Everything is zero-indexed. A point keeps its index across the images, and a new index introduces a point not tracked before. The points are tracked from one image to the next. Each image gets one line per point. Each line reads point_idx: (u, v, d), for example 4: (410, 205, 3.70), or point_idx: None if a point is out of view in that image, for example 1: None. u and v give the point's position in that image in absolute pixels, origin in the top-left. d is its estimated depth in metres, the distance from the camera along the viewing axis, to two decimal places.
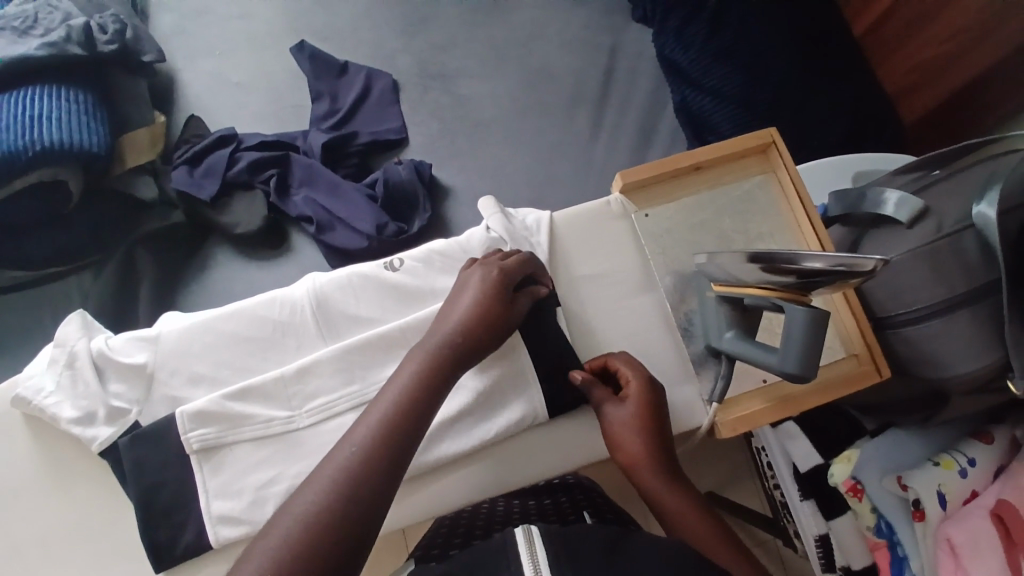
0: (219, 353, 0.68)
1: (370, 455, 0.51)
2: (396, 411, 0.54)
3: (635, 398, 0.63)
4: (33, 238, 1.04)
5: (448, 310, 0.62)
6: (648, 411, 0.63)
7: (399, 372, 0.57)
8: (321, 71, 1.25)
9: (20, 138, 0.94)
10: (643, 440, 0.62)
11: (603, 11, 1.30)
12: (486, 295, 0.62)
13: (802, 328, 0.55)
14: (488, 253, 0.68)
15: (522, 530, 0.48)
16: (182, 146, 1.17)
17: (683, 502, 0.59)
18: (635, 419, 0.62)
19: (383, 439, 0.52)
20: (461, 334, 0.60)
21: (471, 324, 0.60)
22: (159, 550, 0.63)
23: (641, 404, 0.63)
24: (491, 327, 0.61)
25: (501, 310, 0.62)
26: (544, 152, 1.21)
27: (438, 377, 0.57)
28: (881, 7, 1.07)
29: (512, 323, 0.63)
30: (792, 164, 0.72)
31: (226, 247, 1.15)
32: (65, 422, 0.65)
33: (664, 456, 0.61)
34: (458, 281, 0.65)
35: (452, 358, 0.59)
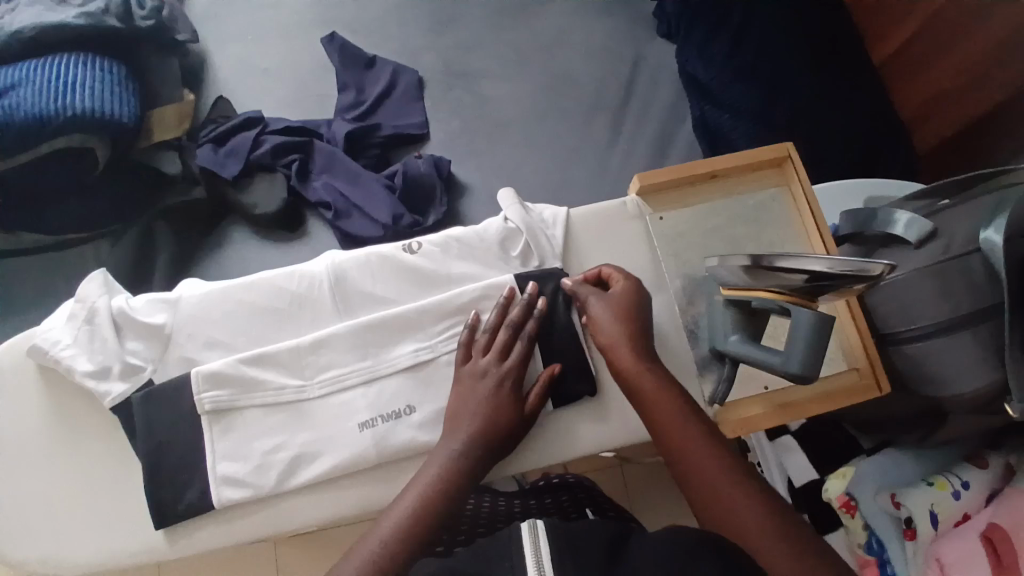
0: (235, 321, 0.69)
1: (402, 537, 0.58)
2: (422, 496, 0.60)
3: (619, 296, 0.67)
4: (57, 202, 1.06)
5: (457, 413, 0.64)
6: (630, 318, 0.66)
7: (421, 476, 0.61)
8: (349, 62, 1.28)
9: (51, 102, 0.96)
10: (621, 329, 0.65)
11: (628, 24, 1.33)
12: (495, 403, 0.64)
13: (806, 332, 0.57)
14: (484, 338, 0.67)
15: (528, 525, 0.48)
16: (209, 125, 1.19)
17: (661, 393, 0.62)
18: (622, 332, 0.65)
19: (413, 525, 0.59)
20: (474, 440, 0.62)
21: (483, 436, 0.63)
22: (162, 506, 0.64)
23: (625, 310, 0.66)
24: (502, 435, 0.64)
25: (509, 422, 0.64)
26: (562, 157, 1.24)
27: (459, 468, 0.61)
28: (902, 37, 1.10)
29: (523, 425, 0.65)
30: (806, 179, 0.75)
31: (243, 227, 1.16)
32: (80, 374, 0.66)
33: (641, 351, 0.65)
34: (463, 380, 0.65)
35: (468, 464, 0.62)
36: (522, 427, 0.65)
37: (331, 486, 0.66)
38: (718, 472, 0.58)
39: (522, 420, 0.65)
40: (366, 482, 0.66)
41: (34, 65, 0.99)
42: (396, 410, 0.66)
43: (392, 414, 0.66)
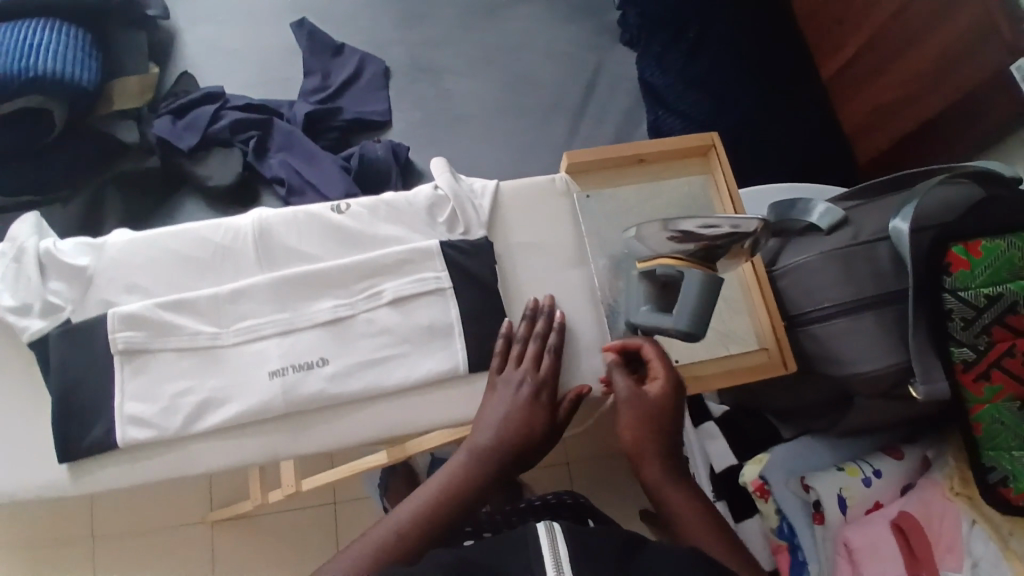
0: (158, 267, 0.70)
1: (394, 547, 0.56)
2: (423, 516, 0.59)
3: (655, 396, 0.63)
4: (10, 163, 1.07)
5: (485, 415, 0.65)
6: (659, 416, 0.63)
7: (424, 489, 0.61)
8: (316, 48, 1.31)
9: (15, 62, 0.99)
10: (648, 425, 0.62)
11: (593, 30, 1.37)
12: (523, 406, 0.64)
13: (698, 289, 0.60)
14: (516, 348, 0.68)
15: (544, 526, 0.49)
16: (170, 98, 1.21)
17: (682, 488, 0.60)
18: (648, 427, 0.62)
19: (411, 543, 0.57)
20: (496, 448, 0.63)
21: (511, 442, 0.63)
22: (68, 441, 0.65)
23: (658, 411, 0.63)
24: (530, 444, 0.64)
25: (540, 430, 0.64)
26: (519, 152, 1.27)
27: (462, 496, 0.61)
28: (845, 56, 1.15)
29: (554, 432, 0.66)
30: (728, 167, 0.77)
31: (197, 199, 1.17)
32: (1, 309, 0.67)
33: (666, 442, 0.62)
34: (490, 394, 0.66)
35: (488, 470, 0.62)
36: (552, 435, 0.66)
37: (238, 433, 0.66)
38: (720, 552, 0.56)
39: (552, 432, 0.66)
40: (273, 430, 0.66)
41: (7, 26, 1.02)
42: (309, 361, 0.67)
43: (304, 365, 0.66)
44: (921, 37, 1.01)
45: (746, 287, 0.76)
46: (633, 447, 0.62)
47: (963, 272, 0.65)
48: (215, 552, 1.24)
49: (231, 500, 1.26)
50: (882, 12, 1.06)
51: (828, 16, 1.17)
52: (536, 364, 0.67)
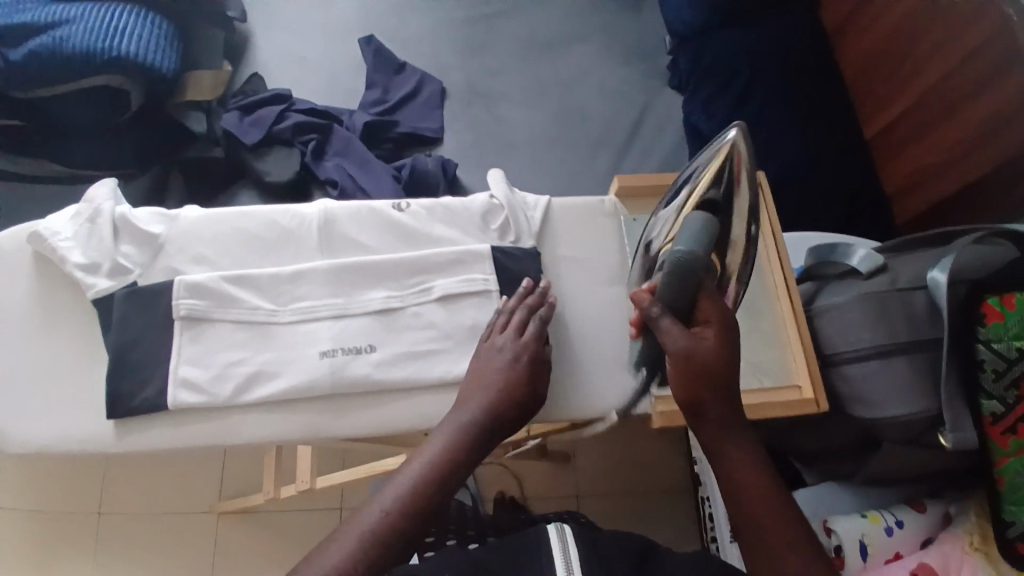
0: (225, 242, 0.74)
1: (401, 511, 0.54)
2: (426, 481, 0.56)
3: (712, 345, 0.57)
4: (80, 140, 1.12)
5: (475, 379, 0.65)
6: (718, 372, 0.56)
7: (426, 450, 0.58)
8: (380, 65, 1.38)
9: (98, 41, 1.03)
10: (705, 387, 0.55)
11: (643, 74, 1.43)
12: (514, 382, 0.64)
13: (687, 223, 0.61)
14: (502, 318, 0.70)
15: (554, 530, 0.53)
16: (239, 95, 1.27)
17: (743, 457, 0.55)
18: (705, 381, 0.55)
19: (413, 507, 0.54)
20: (486, 416, 0.61)
21: (496, 404, 0.62)
22: (117, 398, 0.67)
23: (720, 368, 0.56)
24: (516, 406, 0.63)
25: (523, 391, 0.64)
26: (563, 180, 1.31)
27: (464, 448, 0.59)
28: (888, 118, 1.18)
29: (533, 400, 0.65)
30: (771, 206, 0.81)
31: (251, 191, 1.21)
32: (72, 265, 0.71)
33: (727, 406, 0.56)
34: (480, 358, 0.67)
35: (479, 430, 0.60)
36: (533, 409, 0.65)
37: (282, 408, 0.68)
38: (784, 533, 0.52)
39: (533, 398, 0.65)
40: (316, 409, 0.69)
41: (92, 8, 1.07)
42: (358, 346, 0.70)
43: (352, 349, 0.69)
44: (966, 105, 1.02)
45: (781, 323, 0.78)
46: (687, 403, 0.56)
47: (997, 323, 0.68)
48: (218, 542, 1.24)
49: (242, 491, 1.28)
50: (930, 78, 1.07)
51: (874, 80, 1.22)
52: (520, 329, 0.68)
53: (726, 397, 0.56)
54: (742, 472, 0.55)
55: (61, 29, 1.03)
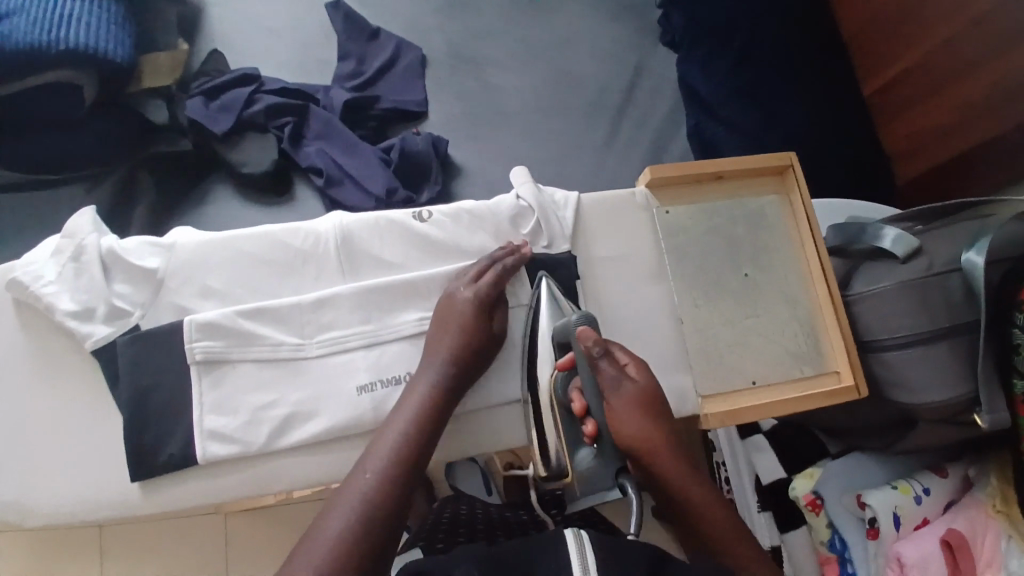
0: (234, 271, 0.67)
1: (384, 482, 0.55)
2: (406, 445, 0.58)
3: (641, 382, 0.62)
4: (35, 142, 1.03)
5: (439, 333, 0.64)
6: (658, 405, 0.62)
7: (396, 418, 0.60)
8: (352, 32, 1.25)
9: (45, 34, 0.92)
10: (651, 431, 0.60)
11: (634, 32, 1.35)
12: (472, 320, 0.64)
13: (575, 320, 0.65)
14: (468, 266, 0.68)
15: (572, 532, 0.50)
16: (201, 78, 1.15)
17: (694, 484, 0.59)
18: (650, 420, 0.60)
19: (398, 471, 0.56)
20: (451, 362, 0.63)
21: (460, 357, 0.63)
22: (141, 456, 0.62)
23: (656, 399, 0.61)
24: (477, 355, 0.65)
25: (483, 337, 0.65)
26: (561, 151, 1.25)
27: (435, 412, 0.61)
28: (887, 77, 1.16)
29: (490, 343, 0.66)
30: (805, 189, 0.77)
31: (227, 186, 1.12)
32: (62, 313, 0.63)
33: (671, 441, 0.61)
34: (442, 307, 0.66)
35: (449, 389, 0.62)
36: (494, 346, 0.67)
37: (322, 448, 0.64)
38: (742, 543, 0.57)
39: (490, 343, 0.66)
40: (357, 446, 0.65)
41: None
42: (397, 375, 0.65)
43: (392, 379, 0.65)
44: (971, 68, 1.00)
45: (817, 309, 0.76)
46: (643, 451, 0.59)
47: None
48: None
49: None
50: (934, 38, 1.05)
51: (873, 34, 1.18)
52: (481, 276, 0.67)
53: (670, 437, 0.61)
54: (700, 499, 0.58)
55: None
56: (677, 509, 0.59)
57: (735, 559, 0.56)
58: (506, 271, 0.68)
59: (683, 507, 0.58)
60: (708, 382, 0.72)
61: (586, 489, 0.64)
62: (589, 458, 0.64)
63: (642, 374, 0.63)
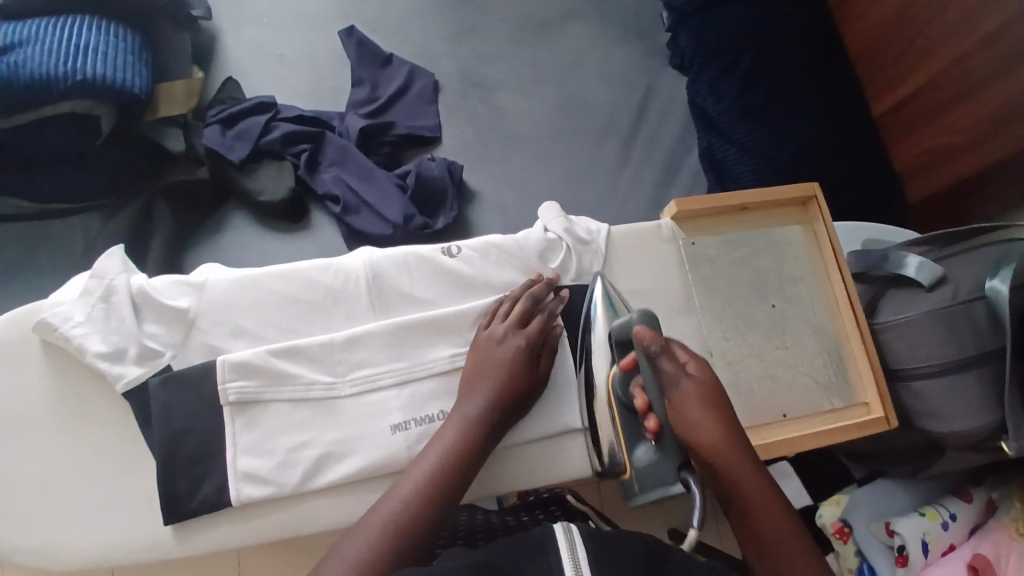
0: (266, 309, 0.67)
1: (409, 511, 0.55)
2: (434, 477, 0.58)
3: (702, 378, 0.58)
4: (49, 173, 1.02)
5: (478, 373, 0.64)
6: (719, 401, 0.58)
7: (430, 448, 0.60)
8: (364, 58, 1.26)
9: (59, 64, 0.92)
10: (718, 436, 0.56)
11: (643, 53, 1.35)
12: (514, 367, 0.64)
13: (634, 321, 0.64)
14: (505, 304, 0.68)
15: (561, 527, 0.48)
16: (216, 105, 1.16)
17: (767, 497, 0.54)
18: (711, 414, 0.57)
19: (425, 505, 0.56)
20: (491, 407, 0.62)
21: (499, 396, 0.63)
22: (175, 500, 0.61)
23: (717, 393, 0.57)
24: (518, 395, 0.64)
25: (525, 377, 0.65)
26: (575, 174, 1.24)
27: (472, 448, 0.60)
28: (898, 97, 1.16)
29: (534, 384, 0.66)
30: (830, 219, 0.78)
31: (245, 214, 1.12)
32: (93, 356, 0.63)
33: (741, 443, 0.56)
34: (481, 344, 0.66)
35: (487, 426, 0.62)
36: (537, 391, 0.66)
37: (356, 488, 0.64)
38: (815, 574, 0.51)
39: (534, 383, 0.66)
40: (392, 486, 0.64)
41: (45, 23, 0.95)
42: (430, 414, 0.65)
43: (426, 417, 0.65)
44: (982, 87, 1.00)
45: (844, 341, 0.76)
46: (705, 451, 0.56)
47: None
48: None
49: None
50: (944, 56, 1.05)
51: (882, 57, 1.19)
52: (519, 315, 0.67)
53: (738, 440, 0.56)
54: (755, 490, 0.54)
55: (15, 53, 0.91)
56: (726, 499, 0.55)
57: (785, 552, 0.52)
58: (549, 314, 0.68)
59: (735, 498, 0.54)
60: (740, 414, 0.72)
61: (650, 485, 0.64)
62: (647, 455, 0.63)
63: (704, 370, 0.59)
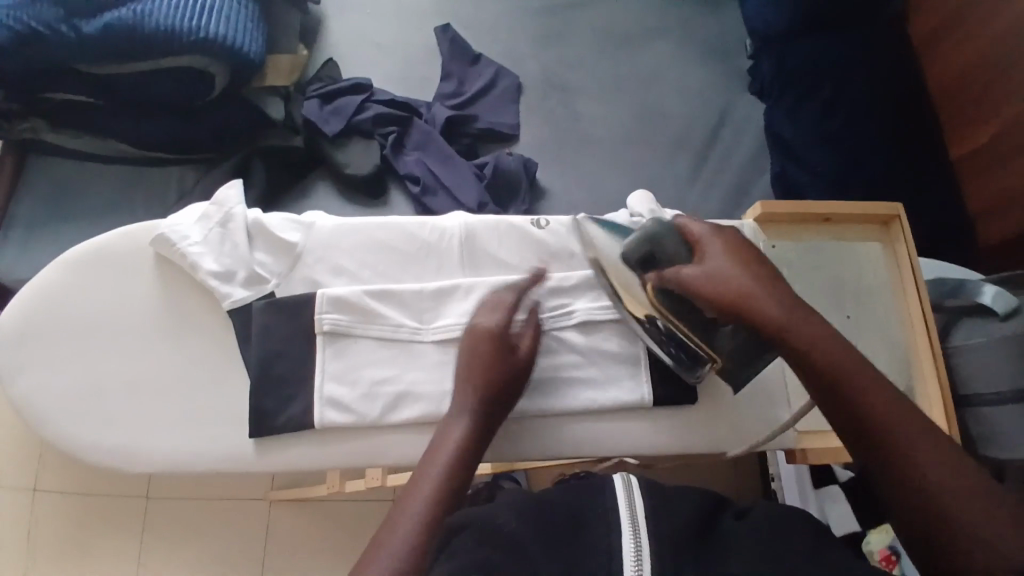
0: (363, 253, 0.72)
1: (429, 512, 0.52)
2: (445, 480, 0.55)
3: (718, 246, 0.61)
4: (160, 122, 1.11)
5: (462, 374, 0.63)
6: (748, 259, 0.60)
7: (433, 453, 0.58)
8: (456, 55, 1.33)
9: (184, 21, 1.00)
10: (751, 283, 0.58)
11: (723, 77, 1.39)
12: (502, 364, 0.63)
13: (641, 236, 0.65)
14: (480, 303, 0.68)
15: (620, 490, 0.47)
16: (316, 83, 1.24)
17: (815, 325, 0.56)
18: (743, 271, 0.59)
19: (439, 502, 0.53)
20: (480, 406, 0.61)
21: (488, 393, 0.62)
22: (263, 417, 0.66)
23: (746, 255, 0.60)
24: (505, 393, 0.63)
25: (510, 372, 0.63)
26: (644, 183, 1.27)
27: (471, 449, 0.58)
28: (978, 140, 1.17)
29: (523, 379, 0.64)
30: (911, 241, 0.78)
31: (329, 183, 1.19)
32: (205, 273, 0.68)
33: (773, 288, 0.58)
34: (462, 347, 0.65)
35: (479, 425, 0.60)
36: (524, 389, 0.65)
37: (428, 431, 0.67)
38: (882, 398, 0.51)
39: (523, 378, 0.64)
40: None
41: None
42: None
43: None
44: None
45: (913, 360, 0.76)
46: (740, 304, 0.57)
47: None
48: (272, 526, 1.16)
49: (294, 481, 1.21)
50: None
51: (964, 100, 1.19)
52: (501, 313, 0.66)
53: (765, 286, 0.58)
54: (860, 371, 0.53)
55: (143, 4, 0.99)
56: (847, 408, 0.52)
57: (860, 394, 0.52)
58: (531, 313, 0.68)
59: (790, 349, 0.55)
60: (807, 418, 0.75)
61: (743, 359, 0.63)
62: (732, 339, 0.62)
63: (717, 240, 0.62)
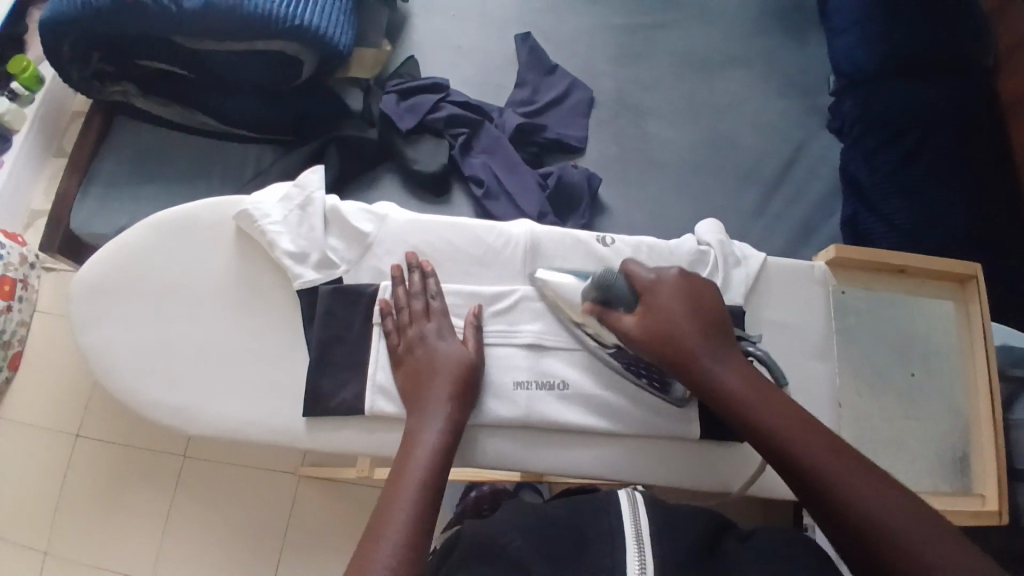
0: (431, 250, 0.73)
1: (418, 509, 0.52)
2: (429, 478, 0.56)
3: (665, 291, 0.62)
4: (246, 102, 1.16)
5: (417, 387, 0.64)
6: (696, 302, 0.62)
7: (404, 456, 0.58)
8: (533, 65, 1.35)
9: (282, 6, 1.00)
10: (691, 329, 0.60)
11: (800, 113, 1.36)
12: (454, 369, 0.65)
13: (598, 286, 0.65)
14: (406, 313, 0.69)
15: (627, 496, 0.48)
16: (396, 79, 1.28)
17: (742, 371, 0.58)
18: (686, 315, 0.61)
19: (427, 497, 0.54)
20: (446, 409, 0.62)
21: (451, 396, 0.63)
22: (319, 397, 0.69)
23: (686, 296, 0.62)
24: (465, 392, 0.64)
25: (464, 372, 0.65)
26: (706, 211, 1.26)
27: (446, 448, 0.59)
28: None
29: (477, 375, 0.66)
30: (985, 303, 0.76)
31: (395, 176, 1.22)
32: (281, 252, 0.71)
33: (705, 329, 0.60)
34: (410, 362, 0.66)
35: (450, 425, 0.61)
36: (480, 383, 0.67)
37: (473, 430, 0.69)
38: (812, 443, 0.52)
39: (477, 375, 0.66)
40: (506, 436, 0.70)
41: None
42: (552, 381, 0.70)
43: (546, 383, 0.70)
44: None
45: (970, 427, 0.75)
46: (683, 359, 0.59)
47: None
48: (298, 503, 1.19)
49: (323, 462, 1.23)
50: None
51: None
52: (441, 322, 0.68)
53: (706, 331, 0.60)
54: (789, 419, 0.54)
55: None
56: (781, 464, 0.52)
57: (791, 440, 0.53)
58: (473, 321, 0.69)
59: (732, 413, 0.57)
60: None
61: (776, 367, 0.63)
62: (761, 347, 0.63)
63: (668, 283, 0.63)
